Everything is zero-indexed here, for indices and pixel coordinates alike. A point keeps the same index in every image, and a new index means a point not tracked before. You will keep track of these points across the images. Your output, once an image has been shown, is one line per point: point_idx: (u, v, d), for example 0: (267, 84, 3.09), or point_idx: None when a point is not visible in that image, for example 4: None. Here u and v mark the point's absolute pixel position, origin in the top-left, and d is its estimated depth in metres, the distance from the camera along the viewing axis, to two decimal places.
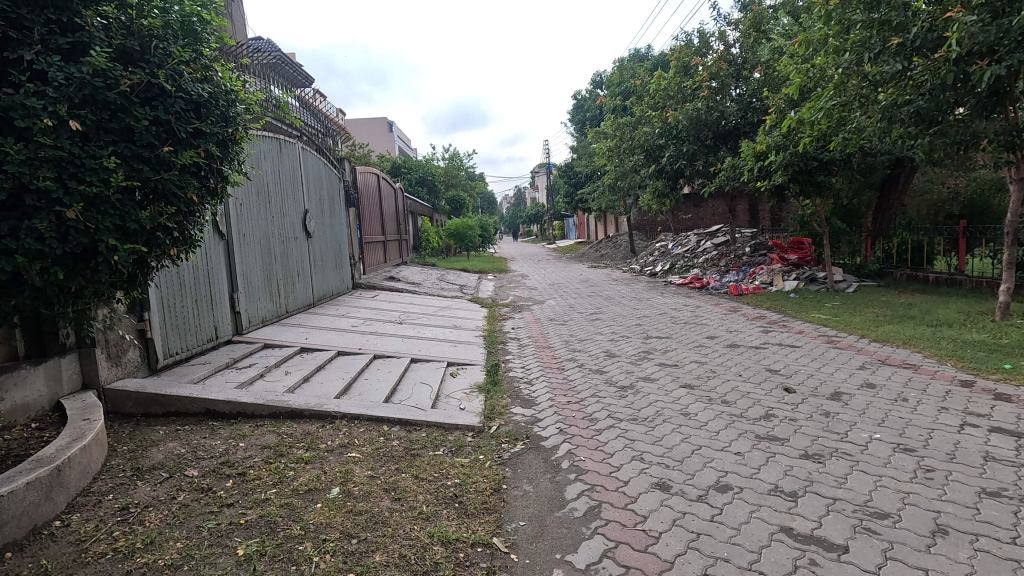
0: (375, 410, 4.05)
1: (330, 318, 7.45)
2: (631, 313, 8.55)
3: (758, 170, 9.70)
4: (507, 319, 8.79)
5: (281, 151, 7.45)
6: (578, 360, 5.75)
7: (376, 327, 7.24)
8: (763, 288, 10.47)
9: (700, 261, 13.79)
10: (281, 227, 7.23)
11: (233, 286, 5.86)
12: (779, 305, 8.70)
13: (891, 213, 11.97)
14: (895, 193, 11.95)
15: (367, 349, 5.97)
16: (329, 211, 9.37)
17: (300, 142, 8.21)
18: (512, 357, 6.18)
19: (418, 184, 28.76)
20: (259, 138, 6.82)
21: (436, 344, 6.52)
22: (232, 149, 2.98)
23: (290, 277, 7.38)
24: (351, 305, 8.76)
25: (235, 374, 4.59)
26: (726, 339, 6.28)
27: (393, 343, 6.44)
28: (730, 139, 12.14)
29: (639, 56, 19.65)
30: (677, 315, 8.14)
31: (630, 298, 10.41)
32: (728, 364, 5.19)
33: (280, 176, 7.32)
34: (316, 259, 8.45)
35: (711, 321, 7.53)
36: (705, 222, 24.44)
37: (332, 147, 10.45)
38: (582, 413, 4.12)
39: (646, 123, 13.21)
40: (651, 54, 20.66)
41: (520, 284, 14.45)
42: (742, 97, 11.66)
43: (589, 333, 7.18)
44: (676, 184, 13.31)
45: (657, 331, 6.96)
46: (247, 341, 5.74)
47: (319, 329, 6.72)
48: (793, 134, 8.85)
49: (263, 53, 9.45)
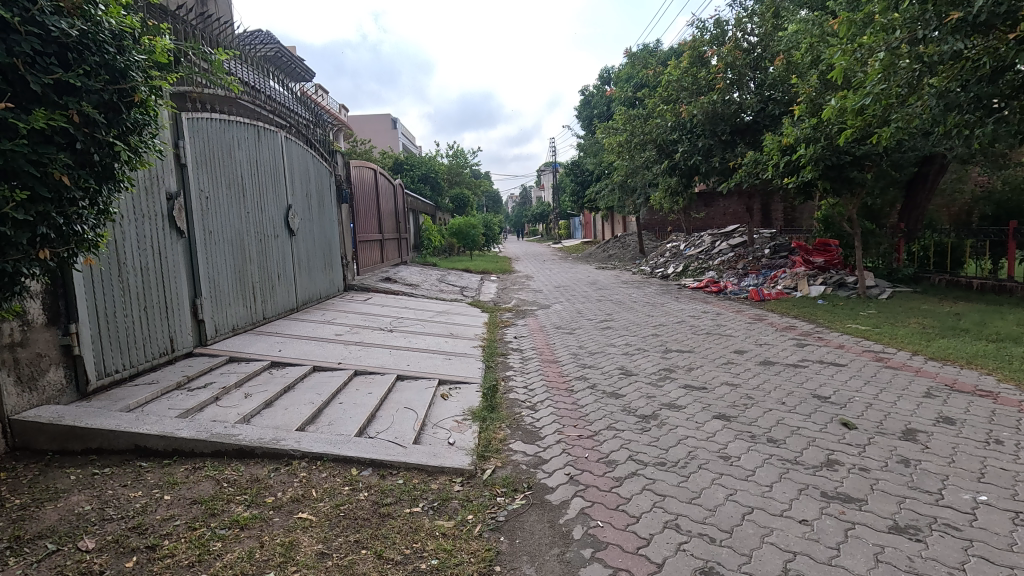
0: (344, 448, 3.32)
1: (314, 325, 6.72)
2: (645, 321, 7.82)
3: (783, 166, 8.91)
4: (509, 326, 8.05)
5: (260, 139, 6.75)
6: (589, 379, 5.00)
7: (363, 336, 6.50)
8: (787, 294, 9.69)
9: (716, 263, 13.01)
10: (259, 225, 6.53)
11: (195, 291, 5.15)
12: (808, 314, 7.93)
13: (918, 214, 11.12)
14: (923, 192, 11.10)
15: (349, 363, 5.23)
16: (317, 208, 8.66)
17: (283, 131, 7.48)
18: (514, 373, 5.44)
19: (421, 182, 28.13)
20: (233, 123, 6.09)
21: (429, 357, 5.77)
22: (131, 115, 2.25)
23: (268, 280, 6.68)
24: (340, 309, 8.04)
25: (183, 398, 3.86)
26: (756, 355, 5.52)
27: (380, 355, 5.70)
28: (749, 134, 11.35)
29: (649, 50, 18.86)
30: (696, 324, 7.39)
31: (643, 303, 9.66)
32: (765, 387, 4.44)
33: (259, 169, 6.62)
34: (300, 259, 7.74)
35: (735, 332, 6.77)
36: (715, 223, 23.70)
37: (323, 139, 9.74)
38: (596, 453, 3.37)
39: (659, 116, 12.44)
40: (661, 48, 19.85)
41: (525, 286, 13.72)
42: (761, 88, 10.86)
43: (600, 344, 6.43)
44: (691, 182, 12.55)
45: (675, 343, 6.22)
46: (211, 354, 5.03)
47: (299, 339, 5.99)
48: (824, 126, 8.05)
49: (253, 40, 8.81)
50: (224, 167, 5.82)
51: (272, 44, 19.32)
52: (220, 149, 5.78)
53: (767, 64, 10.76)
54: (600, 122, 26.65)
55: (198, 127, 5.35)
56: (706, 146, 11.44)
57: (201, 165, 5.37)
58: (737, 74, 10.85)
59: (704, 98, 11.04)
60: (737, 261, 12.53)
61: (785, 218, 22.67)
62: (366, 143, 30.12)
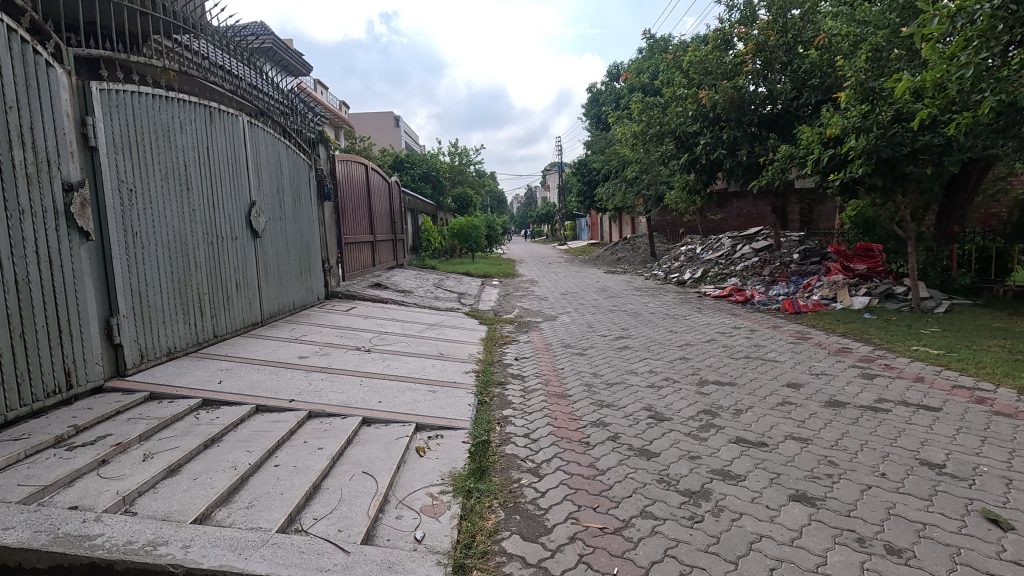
0: (255, 558, 2.23)
1: (274, 345, 5.63)
2: (668, 339, 6.70)
3: (827, 161, 7.68)
4: (509, 344, 6.96)
5: (215, 123, 5.69)
6: (608, 424, 3.89)
7: (333, 360, 5.41)
8: (825, 305, 8.56)
9: (738, 269, 11.88)
10: (211, 226, 5.48)
11: (111, 308, 4.08)
12: (860, 332, 6.78)
13: (958, 216, 9.65)
14: (965, 192, 9.56)
15: (305, 400, 4.15)
16: (291, 206, 7.59)
17: (245, 116, 6.39)
18: (513, 412, 4.33)
19: (422, 181, 27.13)
20: (175, 101, 5.00)
21: (409, 390, 4.66)
22: None
23: (223, 291, 5.62)
24: (313, 323, 6.95)
25: (51, 466, 2.79)
26: (816, 391, 4.39)
27: (348, 387, 4.61)
28: (779, 125, 10.32)
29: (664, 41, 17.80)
30: (729, 344, 6.27)
31: (662, 315, 8.53)
32: (847, 445, 3.31)
33: (212, 159, 5.57)
34: (266, 264, 6.66)
35: (780, 356, 5.64)
36: (731, 224, 22.56)
37: (302, 129, 8.67)
38: (630, 567, 2.27)
39: (677, 104, 11.37)
40: None
41: (529, 293, 12.65)
42: (796, 73, 9.85)
43: (618, 370, 5.32)
44: (712, 178, 11.50)
45: (711, 371, 5.10)
46: (126, 388, 3.95)
47: (250, 364, 4.90)
48: (876, 114, 6.96)
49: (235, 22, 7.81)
50: (160, 154, 4.74)
51: (266, 36, 18.36)
52: (156, 132, 4.70)
53: (804, 48, 9.84)
54: (607, 119, 25.61)
55: (120, 103, 4.26)
56: (731, 139, 10.35)
57: (123, 150, 4.29)
58: (768, 58, 9.87)
59: (733, 80, 9.96)
60: (763, 267, 11.40)
61: (801, 221, 21.54)
62: (365, 141, 29.13)
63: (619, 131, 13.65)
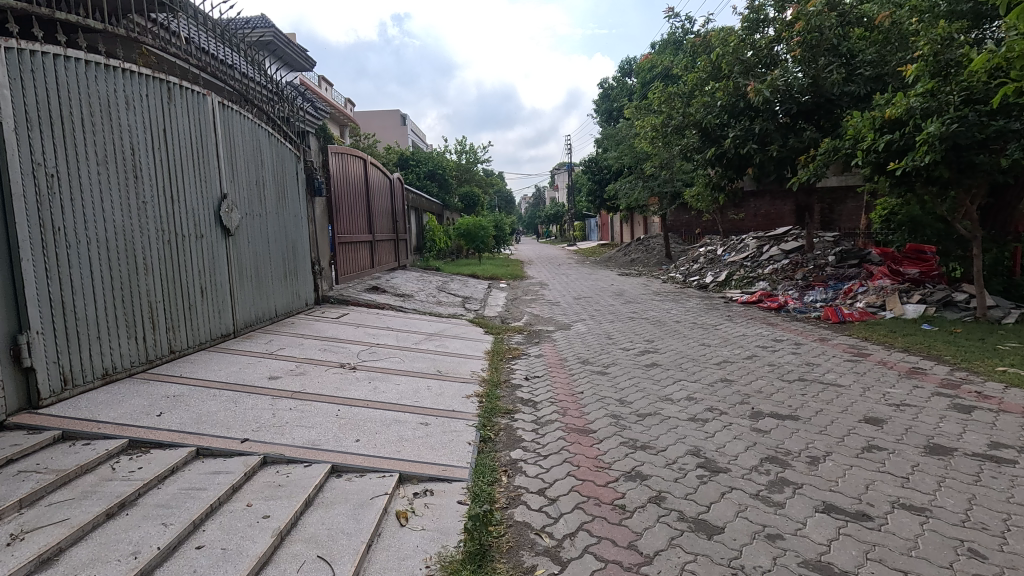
0: None
1: (242, 363, 4.79)
2: (702, 354, 5.80)
3: (884, 147, 6.74)
4: (518, 359, 6.08)
5: (177, 102, 4.88)
6: (646, 478, 3.00)
7: (309, 381, 4.56)
8: (872, 314, 7.63)
9: (767, 272, 10.93)
10: (169, 222, 4.66)
11: (21, 324, 3.26)
12: (926, 347, 5.83)
13: (1004, 217, 8.50)
14: (1013, 191, 8.26)
15: (262, 440, 3.29)
16: (273, 200, 6.77)
17: (215, 95, 5.57)
18: (524, 456, 3.44)
19: (428, 179, 26.25)
20: (121, 71, 4.19)
21: (395, 423, 3.80)
22: None
23: (183, 299, 4.80)
24: (295, 334, 6.10)
25: None
26: (906, 431, 3.48)
27: (321, 419, 3.75)
28: (817, 116, 9.39)
29: (675, 47, 17.82)
30: (776, 362, 5.35)
31: (689, 325, 7.61)
32: (987, 523, 2.41)
33: (171, 144, 4.76)
34: (241, 266, 5.85)
35: (841, 378, 4.72)
36: (748, 225, 21.57)
37: (290, 117, 7.83)
38: None
39: (705, 93, 10.36)
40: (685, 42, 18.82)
41: (540, 297, 11.78)
42: (847, 58, 9.00)
43: (648, 397, 4.42)
44: (740, 174, 10.54)
45: (763, 399, 4.21)
46: (32, 425, 3.12)
47: (206, 388, 4.05)
48: (944, 93, 6.32)
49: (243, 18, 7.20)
50: (98, 134, 3.94)
51: (264, 28, 17.56)
52: (92, 106, 3.89)
53: (852, 30, 9.05)
54: (619, 115, 24.71)
55: (38, 68, 3.46)
56: (764, 130, 9.39)
57: (42, 127, 3.49)
58: (814, 43, 8.96)
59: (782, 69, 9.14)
60: (794, 271, 10.45)
61: (821, 220, 20.61)
62: (370, 138, 28.34)
63: (637, 124, 12.65)
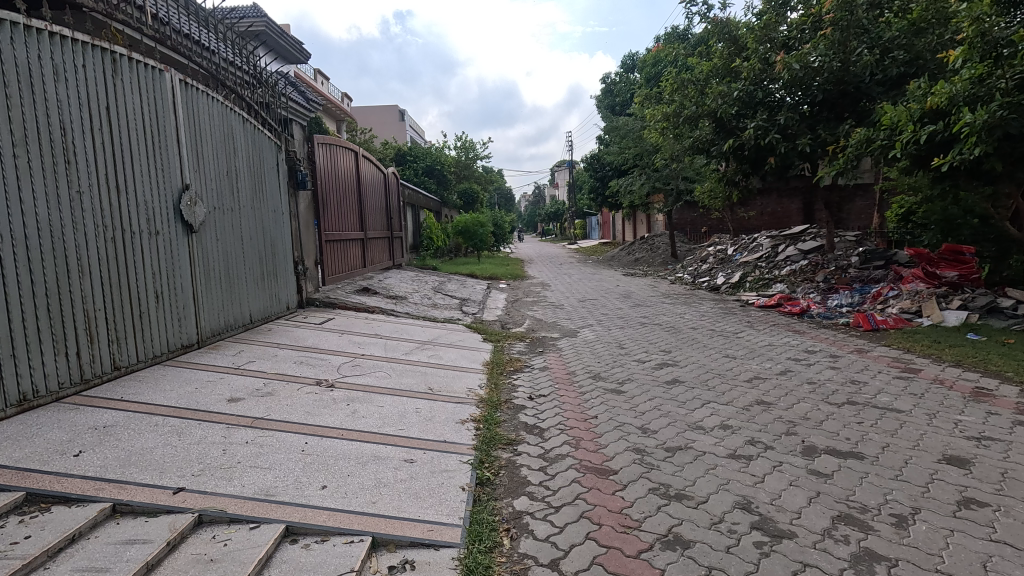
0: None
1: (200, 381, 4.11)
2: (729, 369, 5.12)
3: (926, 140, 5.99)
4: (520, 373, 5.41)
5: (125, 76, 4.18)
6: (689, 546, 2.33)
7: (276, 403, 3.88)
8: (907, 321, 6.98)
9: (784, 273, 10.28)
10: (112, 216, 3.98)
11: None
12: (981, 361, 5.17)
13: None
14: None
15: (202, 488, 2.61)
16: (247, 193, 6.07)
17: (176, 72, 4.87)
18: (531, 507, 2.77)
19: (426, 175, 25.60)
20: (50, 36, 3.50)
21: (373, 461, 3.12)
22: None
23: (132, 305, 4.13)
24: (271, 344, 5.42)
25: None
26: (1004, 478, 2.81)
27: (283, 456, 3.08)
28: (843, 105, 8.87)
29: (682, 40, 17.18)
30: (815, 379, 4.67)
31: (707, 333, 6.94)
32: None
33: (116, 124, 4.07)
34: (207, 267, 5.16)
35: (899, 402, 4.05)
36: (756, 225, 20.91)
37: (269, 103, 7.11)
38: None
39: (724, 82, 9.78)
40: (692, 35, 18.17)
41: (541, 299, 11.12)
42: (878, 42, 8.26)
43: (675, 425, 3.75)
44: (759, 167, 9.92)
45: (812, 430, 3.54)
46: None
47: (147, 416, 3.37)
48: (995, 77, 5.47)
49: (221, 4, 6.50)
50: (15, 110, 3.25)
51: (255, 18, 16.90)
52: (7, 77, 3.21)
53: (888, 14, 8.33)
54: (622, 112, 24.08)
55: None
56: (787, 121, 8.86)
57: None
58: (846, 23, 8.27)
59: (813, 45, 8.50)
60: (814, 272, 9.80)
61: (829, 219, 19.99)
62: (366, 133, 27.68)
63: (647, 112, 11.81)
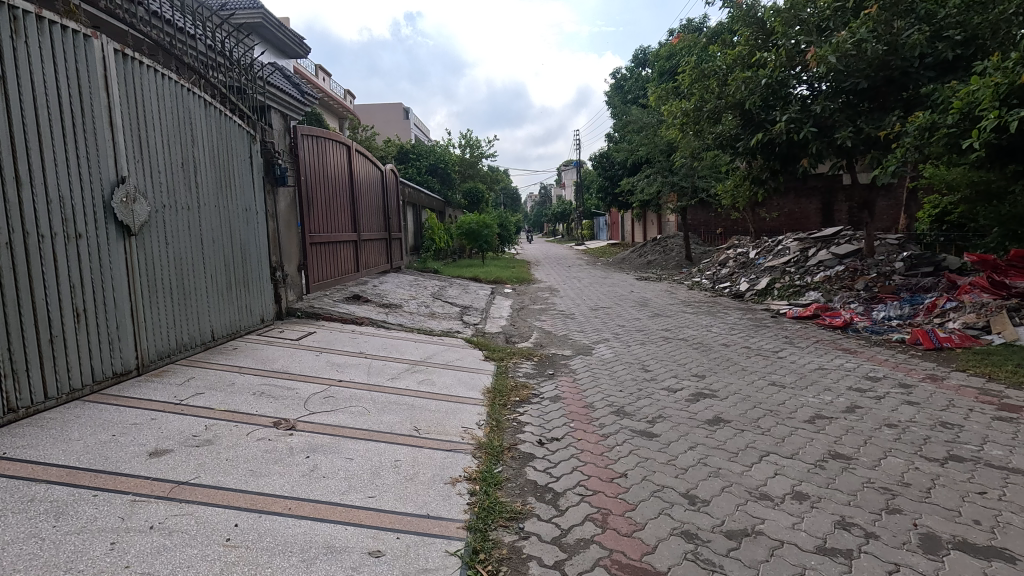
0: None
1: (121, 424, 3.25)
2: (782, 404, 4.20)
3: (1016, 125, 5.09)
4: (527, 405, 4.52)
5: (31, 41, 3.31)
6: None
7: (216, 456, 3.02)
8: (975, 338, 6.04)
9: (817, 279, 9.34)
10: (8, 215, 3.12)
11: None
12: None
13: None
14: None
15: None
16: (208, 190, 5.19)
17: (111, 41, 3.99)
18: None
19: (429, 174, 24.64)
20: None
21: (324, 556, 2.25)
22: None
23: (39, 329, 3.28)
24: (231, 368, 4.56)
25: None
26: None
27: (200, 549, 2.21)
28: (887, 94, 7.87)
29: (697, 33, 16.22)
30: (897, 422, 3.74)
31: (742, 352, 6.02)
32: None
33: (16, 101, 3.20)
34: (152, 277, 4.30)
35: (1019, 458, 3.12)
36: (774, 226, 19.94)
37: (239, 87, 6.21)
38: None
39: (749, 70, 8.81)
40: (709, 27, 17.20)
41: (549, 307, 10.22)
42: (929, 19, 7.32)
43: (731, 493, 2.84)
44: (791, 164, 9.05)
45: (921, 506, 2.63)
46: None
47: (26, 485, 2.51)
48: None
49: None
50: None
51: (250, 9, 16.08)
52: None
53: None
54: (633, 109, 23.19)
55: None
56: (825, 110, 7.88)
57: None
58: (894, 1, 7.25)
59: (851, 28, 7.43)
60: (853, 279, 8.86)
61: (852, 220, 18.93)
62: (369, 131, 26.93)
63: (664, 108, 10.79)
